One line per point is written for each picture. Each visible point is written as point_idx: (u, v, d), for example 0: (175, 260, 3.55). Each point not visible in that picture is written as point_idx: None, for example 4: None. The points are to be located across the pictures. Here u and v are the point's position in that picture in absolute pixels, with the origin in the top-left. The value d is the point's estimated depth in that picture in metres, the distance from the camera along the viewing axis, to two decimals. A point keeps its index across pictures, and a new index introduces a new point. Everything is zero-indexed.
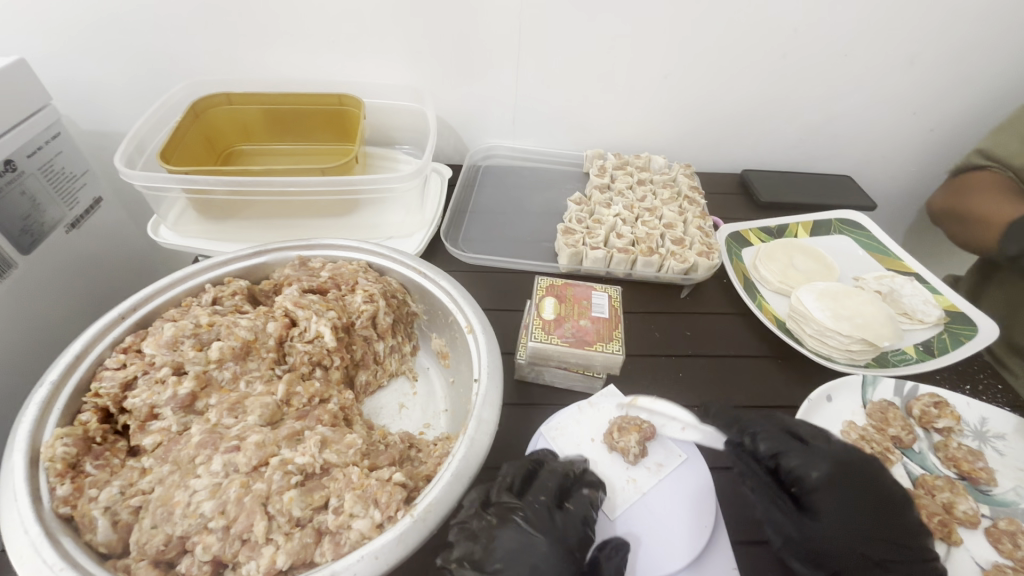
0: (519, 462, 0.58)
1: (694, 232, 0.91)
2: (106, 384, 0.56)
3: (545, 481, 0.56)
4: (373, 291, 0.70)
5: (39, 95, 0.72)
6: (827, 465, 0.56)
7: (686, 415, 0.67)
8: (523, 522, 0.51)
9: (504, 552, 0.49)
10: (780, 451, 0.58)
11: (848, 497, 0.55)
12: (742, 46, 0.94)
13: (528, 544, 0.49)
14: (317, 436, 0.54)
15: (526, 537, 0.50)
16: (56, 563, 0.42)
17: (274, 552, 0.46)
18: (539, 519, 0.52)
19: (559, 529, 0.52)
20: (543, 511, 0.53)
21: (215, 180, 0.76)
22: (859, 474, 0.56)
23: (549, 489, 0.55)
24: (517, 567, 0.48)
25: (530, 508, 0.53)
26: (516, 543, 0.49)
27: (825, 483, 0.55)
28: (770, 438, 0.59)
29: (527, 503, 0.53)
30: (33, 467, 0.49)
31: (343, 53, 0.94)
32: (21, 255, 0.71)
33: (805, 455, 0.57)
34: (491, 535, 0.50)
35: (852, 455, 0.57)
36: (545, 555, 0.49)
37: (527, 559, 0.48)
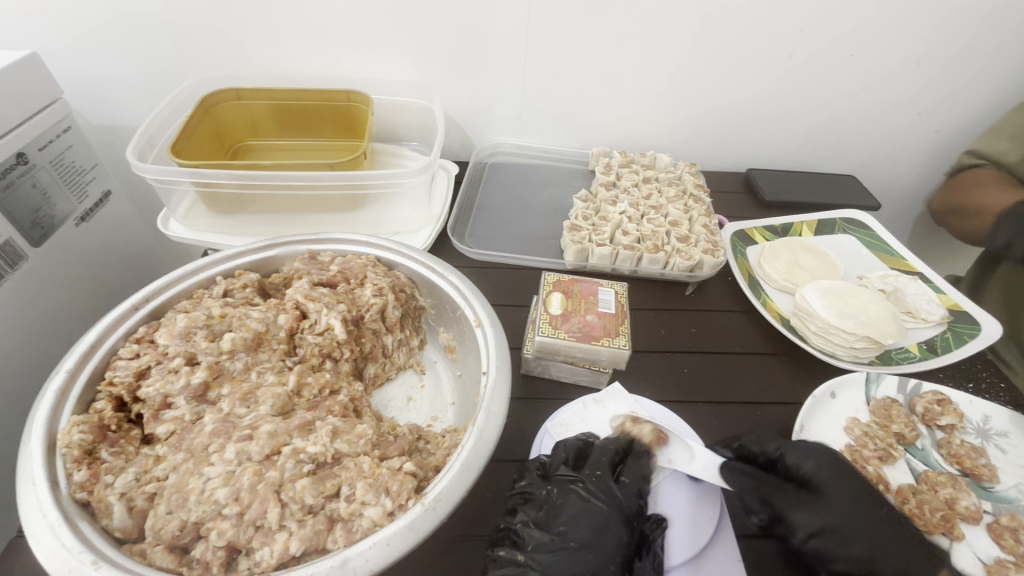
0: (571, 441, 0.62)
1: (699, 230, 0.91)
2: (120, 372, 0.57)
3: (600, 456, 0.61)
4: (382, 285, 0.71)
5: (51, 88, 0.73)
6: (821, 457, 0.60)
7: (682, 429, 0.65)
8: (581, 489, 0.56)
9: (570, 517, 0.54)
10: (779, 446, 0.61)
11: (843, 482, 0.58)
12: (749, 46, 0.94)
13: (595, 510, 0.55)
14: (329, 427, 0.55)
15: (587, 504, 0.55)
16: (75, 546, 0.43)
17: (288, 538, 0.47)
18: (598, 489, 0.57)
19: (620, 499, 0.57)
20: (603, 480, 0.58)
21: (225, 174, 0.77)
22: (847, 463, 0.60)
23: (604, 463, 0.60)
24: (579, 530, 0.53)
25: (588, 480, 0.58)
26: (579, 508, 0.55)
27: (823, 472, 0.58)
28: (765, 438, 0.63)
29: (585, 476, 0.58)
30: (50, 454, 0.49)
31: (353, 49, 0.95)
32: (32, 247, 0.71)
33: (799, 449, 0.61)
34: (555, 503, 0.55)
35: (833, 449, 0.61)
36: (609, 521, 0.54)
37: (591, 524, 0.53)
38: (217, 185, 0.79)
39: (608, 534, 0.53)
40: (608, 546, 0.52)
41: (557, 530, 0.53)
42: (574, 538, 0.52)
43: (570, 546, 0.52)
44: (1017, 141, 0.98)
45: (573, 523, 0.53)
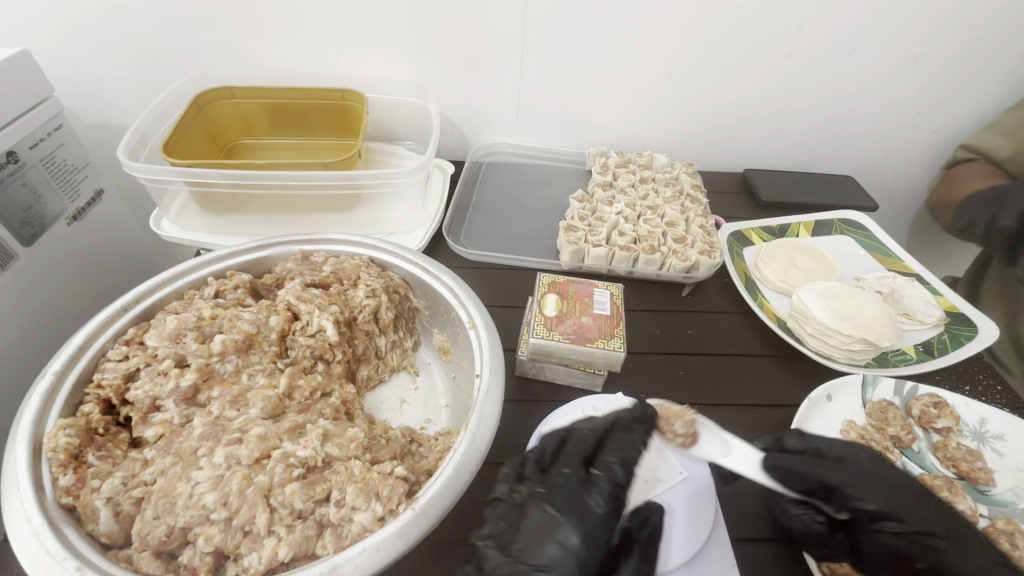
0: (548, 439, 0.58)
1: (696, 231, 0.91)
2: (109, 375, 0.56)
3: (572, 454, 0.56)
4: (375, 286, 0.70)
5: (42, 86, 0.72)
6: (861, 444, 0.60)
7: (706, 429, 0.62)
8: (542, 499, 0.51)
9: (529, 532, 0.49)
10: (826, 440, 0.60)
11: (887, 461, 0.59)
12: (747, 45, 0.94)
13: (556, 524, 0.49)
14: (320, 430, 0.54)
15: (548, 512, 0.50)
16: (59, 552, 0.42)
17: (276, 544, 0.46)
18: (563, 496, 0.51)
19: (585, 505, 0.51)
20: (570, 487, 0.52)
21: (217, 173, 0.76)
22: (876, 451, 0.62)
23: (574, 461, 0.55)
24: (537, 550, 0.48)
25: (555, 482, 0.53)
26: (539, 519, 0.50)
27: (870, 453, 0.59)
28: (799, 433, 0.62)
29: (553, 477, 0.54)
30: (36, 458, 0.49)
31: (348, 47, 0.94)
32: (22, 247, 0.71)
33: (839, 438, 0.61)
34: (519, 513, 0.51)
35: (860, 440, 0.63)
36: (569, 536, 0.48)
37: (552, 536, 0.48)
38: (209, 184, 0.79)
39: (566, 554, 0.47)
40: (565, 566, 0.47)
41: (513, 550, 0.48)
42: (529, 558, 0.47)
43: (524, 569, 0.46)
44: (1013, 141, 0.98)
45: (531, 540, 0.48)
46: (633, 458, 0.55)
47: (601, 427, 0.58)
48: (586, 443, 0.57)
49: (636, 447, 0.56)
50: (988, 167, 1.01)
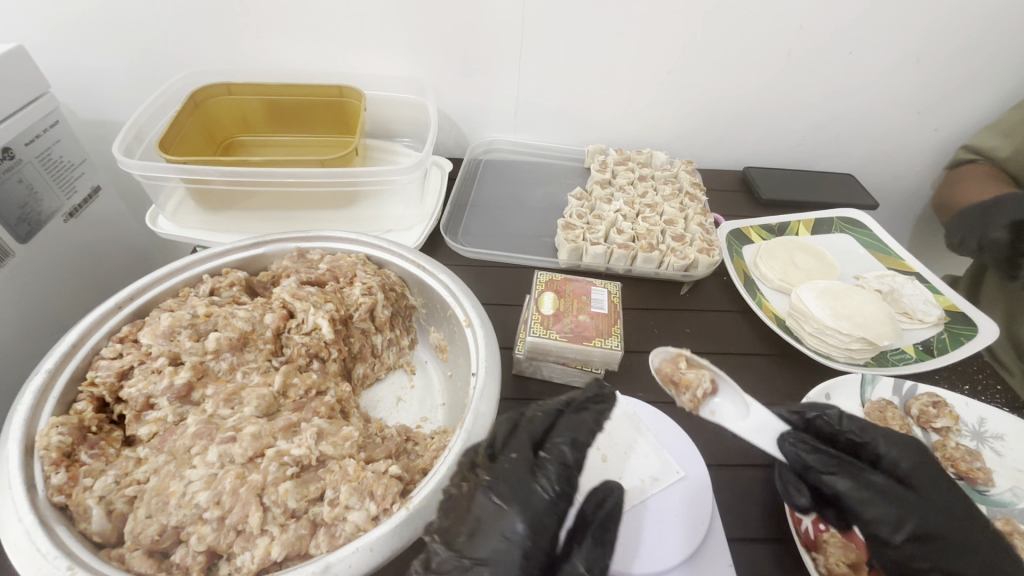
0: (501, 422, 0.54)
1: (695, 229, 0.90)
2: (102, 372, 0.56)
3: (521, 437, 0.52)
4: (372, 284, 0.70)
5: (38, 82, 0.71)
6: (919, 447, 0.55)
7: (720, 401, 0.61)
8: (488, 487, 0.48)
9: (476, 523, 0.46)
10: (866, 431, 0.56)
11: (939, 479, 0.53)
12: (747, 42, 0.93)
13: (502, 514, 0.46)
14: (314, 428, 0.54)
15: (494, 501, 0.47)
16: (50, 551, 0.42)
17: (269, 543, 0.46)
18: (509, 483, 0.48)
19: (530, 490, 0.48)
20: (517, 473, 0.49)
21: (214, 170, 0.76)
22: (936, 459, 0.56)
23: (522, 445, 0.51)
24: (480, 543, 0.45)
25: (503, 467, 0.49)
26: (484, 509, 0.46)
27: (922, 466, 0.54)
28: (856, 421, 0.57)
29: (501, 462, 0.50)
30: (28, 456, 0.48)
31: (345, 44, 0.93)
32: (18, 244, 0.70)
33: (898, 439, 0.55)
34: (466, 502, 0.48)
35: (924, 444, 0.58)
36: (513, 525, 0.45)
37: (496, 526, 0.45)
38: (205, 181, 0.78)
39: (508, 545, 0.44)
40: (508, 558, 0.44)
41: (458, 544, 0.45)
42: (471, 551, 0.44)
43: (464, 565, 0.44)
44: (1013, 140, 0.97)
45: (474, 532, 0.46)
46: (583, 438, 0.53)
47: (553, 409, 0.56)
48: (536, 426, 0.54)
49: (587, 427, 0.54)
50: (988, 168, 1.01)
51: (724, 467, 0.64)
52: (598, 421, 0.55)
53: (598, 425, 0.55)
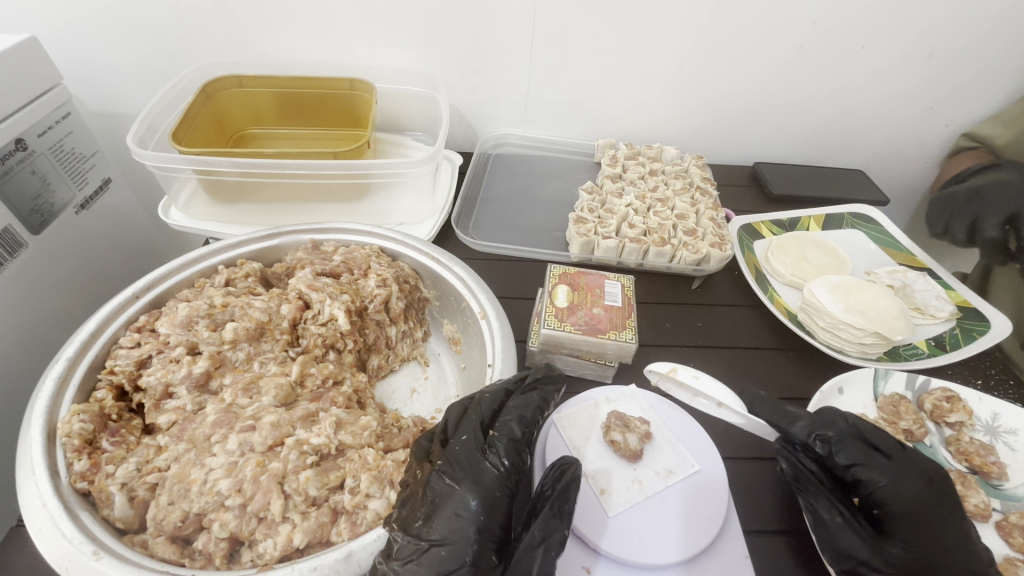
0: (454, 404, 0.53)
1: (706, 223, 0.90)
2: (121, 361, 0.56)
3: (471, 418, 0.51)
4: (386, 275, 0.70)
5: (50, 73, 0.71)
6: (916, 481, 0.53)
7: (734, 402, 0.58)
8: (443, 470, 0.47)
9: (426, 508, 0.45)
10: (858, 463, 0.54)
11: (926, 516, 0.51)
12: (759, 37, 0.93)
13: (448, 497, 0.45)
14: (332, 418, 0.54)
15: (447, 485, 0.46)
16: (75, 536, 0.42)
17: (291, 530, 0.46)
18: (455, 465, 0.47)
19: (480, 469, 0.47)
20: (463, 457, 0.48)
21: (226, 161, 0.75)
22: (940, 488, 0.54)
23: (472, 427, 0.50)
24: (435, 524, 0.44)
25: (456, 449, 0.48)
26: (439, 493, 0.45)
27: (912, 505, 0.52)
28: (848, 448, 0.54)
29: (453, 445, 0.49)
30: (50, 443, 0.49)
31: (357, 37, 0.93)
32: (31, 235, 0.70)
33: (892, 471, 0.53)
34: (421, 487, 0.47)
35: (932, 468, 0.55)
36: (465, 503, 0.45)
37: (449, 508, 0.45)
38: (218, 172, 0.78)
39: (462, 523, 0.44)
40: (463, 536, 0.43)
41: (415, 528, 0.44)
42: (428, 533, 0.44)
43: (421, 547, 0.43)
44: (1012, 130, 0.99)
45: (431, 514, 0.44)
46: (531, 415, 0.52)
47: (500, 389, 0.54)
48: (484, 407, 0.52)
49: (535, 404, 0.53)
50: (986, 155, 1.02)
51: (739, 460, 0.64)
52: (544, 402, 0.55)
53: (545, 406, 0.54)
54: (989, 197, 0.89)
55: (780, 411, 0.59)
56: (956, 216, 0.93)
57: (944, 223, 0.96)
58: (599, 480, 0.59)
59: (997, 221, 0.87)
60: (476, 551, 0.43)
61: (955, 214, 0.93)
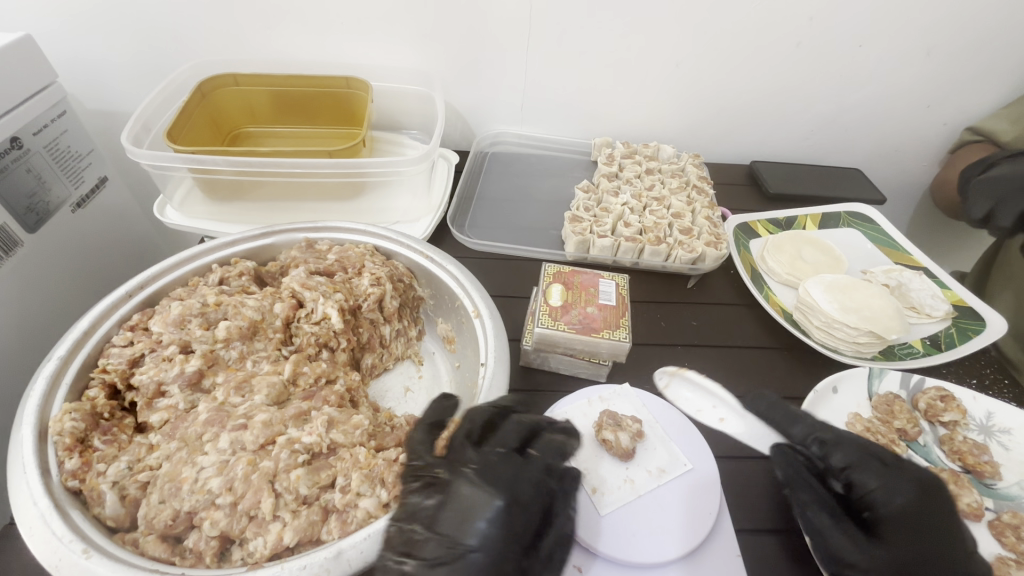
0: (433, 405, 0.57)
1: (702, 222, 0.90)
2: (113, 360, 0.56)
3: (510, 432, 0.53)
4: (380, 274, 0.70)
5: (46, 71, 0.71)
6: (909, 488, 0.54)
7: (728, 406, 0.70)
8: (473, 475, 0.48)
9: (454, 510, 0.46)
10: (853, 466, 0.57)
11: (919, 520, 0.52)
12: (756, 35, 0.92)
13: (477, 501, 0.47)
14: (324, 417, 0.55)
15: (476, 491, 0.47)
16: (65, 535, 0.43)
17: (281, 529, 0.47)
18: (488, 471, 0.49)
19: (514, 478, 0.49)
20: (497, 465, 0.50)
21: (221, 160, 0.75)
22: (937, 497, 0.55)
23: (509, 440, 0.53)
24: (467, 529, 0.45)
25: (483, 460, 0.50)
26: (466, 499, 0.47)
27: (905, 509, 0.53)
28: (845, 451, 0.58)
29: (482, 456, 0.50)
30: (42, 442, 0.49)
31: (353, 34, 0.92)
32: (26, 234, 0.70)
33: (885, 474, 0.55)
34: (446, 492, 0.47)
35: (930, 482, 0.56)
36: (496, 506, 0.46)
37: (478, 513, 0.46)
38: (213, 171, 0.78)
39: (493, 526, 0.45)
40: (494, 541, 0.45)
41: (441, 528, 0.45)
42: (459, 536, 0.45)
43: (456, 551, 0.44)
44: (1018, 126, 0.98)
45: (459, 517, 0.46)
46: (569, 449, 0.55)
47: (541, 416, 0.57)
48: (525, 424, 0.54)
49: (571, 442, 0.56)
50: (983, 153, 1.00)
51: (733, 460, 0.64)
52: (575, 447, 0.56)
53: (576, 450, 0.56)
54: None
55: (789, 415, 0.63)
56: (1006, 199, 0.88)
57: (986, 208, 0.90)
58: (590, 479, 0.59)
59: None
60: (507, 556, 0.44)
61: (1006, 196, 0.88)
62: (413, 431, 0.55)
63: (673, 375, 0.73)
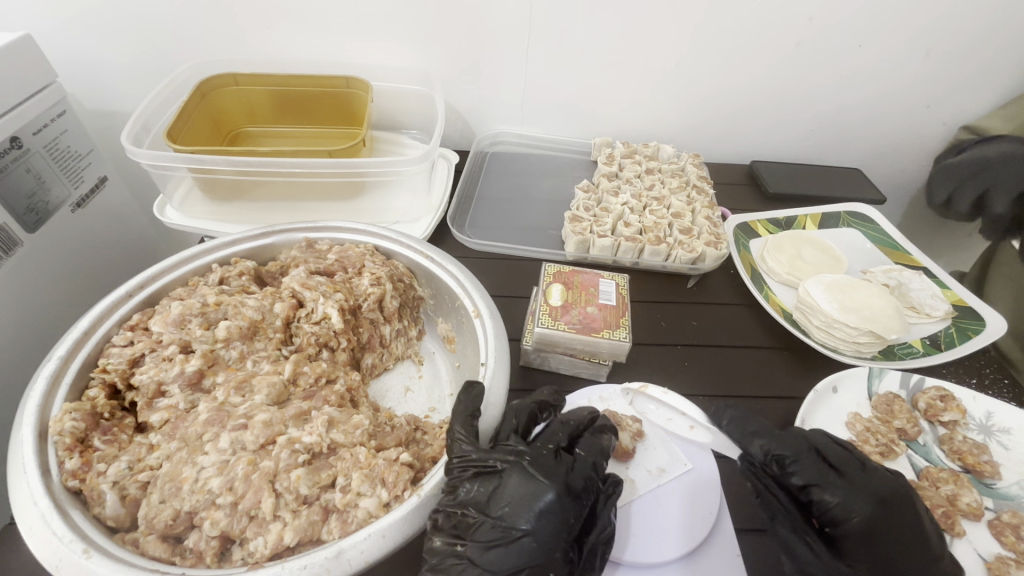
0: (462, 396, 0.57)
1: (702, 222, 0.90)
2: (114, 359, 0.56)
3: (557, 429, 0.55)
4: (380, 274, 0.70)
5: (45, 70, 0.71)
6: (868, 503, 0.53)
7: (697, 414, 0.66)
8: (528, 467, 0.49)
9: (510, 497, 0.47)
10: (813, 484, 0.55)
11: (879, 534, 0.52)
12: (756, 34, 0.92)
13: (533, 490, 0.47)
14: (325, 417, 0.55)
15: (531, 483, 0.48)
16: (65, 534, 0.43)
17: (282, 529, 0.47)
18: (541, 463, 0.50)
19: (563, 471, 0.50)
20: (548, 459, 0.51)
21: (221, 160, 0.75)
22: (903, 506, 0.54)
23: (557, 437, 0.54)
24: (522, 514, 0.46)
25: (536, 453, 0.51)
26: (519, 490, 0.47)
27: (866, 523, 0.52)
28: (805, 468, 0.55)
29: (534, 450, 0.51)
30: (42, 442, 0.49)
31: (353, 34, 0.92)
32: (26, 234, 0.70)
33: (845, 491, 0.54)
34: (498, 482, 0.48)
35: (893, 488, 0.54)
36: (547, 498, 0.47)
37: (532, 504, 0.47)
38: (213, 171, 0.78)
39: (551, 517, 0.46)
40: (551, 531, 0.46)
41: (495, 512, 0.47)
42: (517, 523, 0.46)
43: (511, 535, 0.45)
44: (1012, 124, 0.99)
45: (509, 507, 0.47)
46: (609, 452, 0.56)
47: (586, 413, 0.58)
48: (569, 425, 0.56)
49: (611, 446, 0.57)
50: None
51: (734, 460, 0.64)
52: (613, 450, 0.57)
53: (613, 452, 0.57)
54: (999, 171, 0.93)
55: (747, 430, 0.60)
56: (963, 186, 0.98)
57: (946, 194, 1.01)
58: None
59: (1005, 200, 0.93)
60: (558, 547, 0.46)
61: (963, 185, 0.98)
62: (453, 423, 0.54)
63: (633, 391, 0.68)
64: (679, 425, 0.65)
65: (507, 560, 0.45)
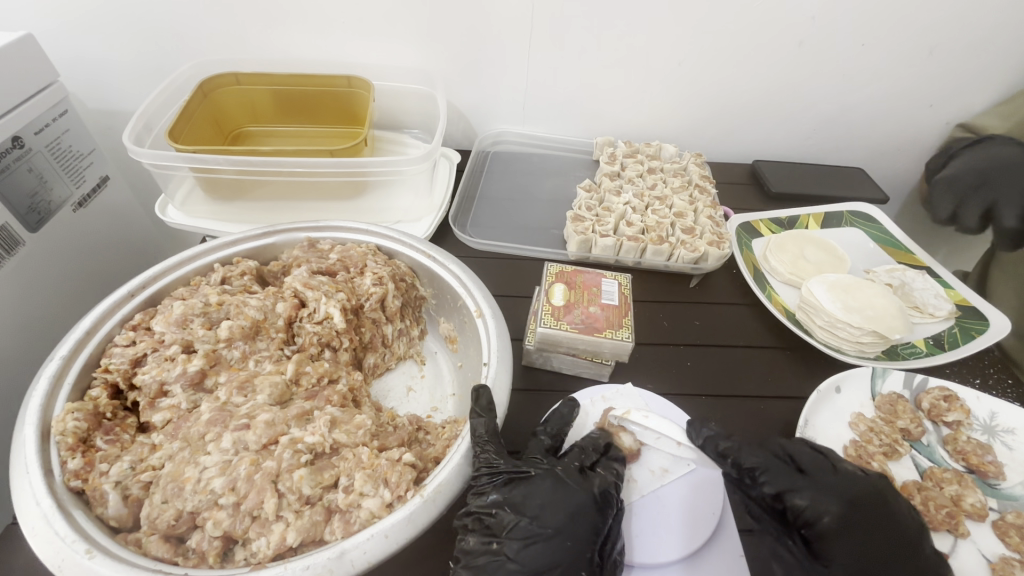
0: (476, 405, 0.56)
1: (705, 221, 0.90)
2: (116, 359, 0.56)
3: (576, 451, 0.58)
4: (382, 274, 0.70)
5: (47, 69, 0.71)
6: (839, 504, 0.54)
7: (681, 431, 0.63)
8: (559, 475, 0.53)
9: (544, 499, 0.51)
10: (784, 490, 0.56)
11: (855, 533, 0.53)
12: (759, 33, 0.92)
13: (567, 495, 0.51)
14: (327, 417, 0.54)
15: (563, 488, 0.52)
16: (68, 535, 0.43)
17: (285, 529, 0.47)
18: (571, 472, 0.54)
19: (590, 483, 0.53)
20: (575, 471, 0.54)
21: (223, 159, 0.75)
22: (878, 504, 0.54)
23: (578, 455, 0.57)
24: (555, 514, 0.50)
25: (564, 465, 0.55)
26: (553, 494, 0.51)
27: (838, 524, 0.53)
28: (774, 476, 0.57)
29: (562, 462, 0.55)
30: (44, 441, 0.49)
31: (355, 33, 0.92)
32: (28, 233, 0.70)
33: (813, 494, 0.55)
34: (532, 485, 0.51)
35: (862, 486, 0.55)
36: (579, 502, 0.51)
37: (566, 507, 0.50)
38: (215, 170, 0.78)
39: (582, 520, 0.50)
40: (582, 533, 0.49)
41: (529, 514, 0.50)
42: (550, 522, 0.49)
43: (546, 533, 0.48)
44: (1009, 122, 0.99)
45: (543, 507, 0.50)
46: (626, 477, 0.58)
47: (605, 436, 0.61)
48: (589, 450, 0.58)
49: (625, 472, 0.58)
50: None
51: None
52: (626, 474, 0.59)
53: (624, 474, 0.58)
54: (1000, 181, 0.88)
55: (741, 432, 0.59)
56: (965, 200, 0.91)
57: (951, 208, 0.93)
58: None
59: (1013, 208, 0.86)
60: (588, 548, 0.49)
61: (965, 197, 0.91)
62: (475, 422, 0.55)
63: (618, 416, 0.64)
64: (665, 444, 0.63)
65: (543, 557, 0.47)
